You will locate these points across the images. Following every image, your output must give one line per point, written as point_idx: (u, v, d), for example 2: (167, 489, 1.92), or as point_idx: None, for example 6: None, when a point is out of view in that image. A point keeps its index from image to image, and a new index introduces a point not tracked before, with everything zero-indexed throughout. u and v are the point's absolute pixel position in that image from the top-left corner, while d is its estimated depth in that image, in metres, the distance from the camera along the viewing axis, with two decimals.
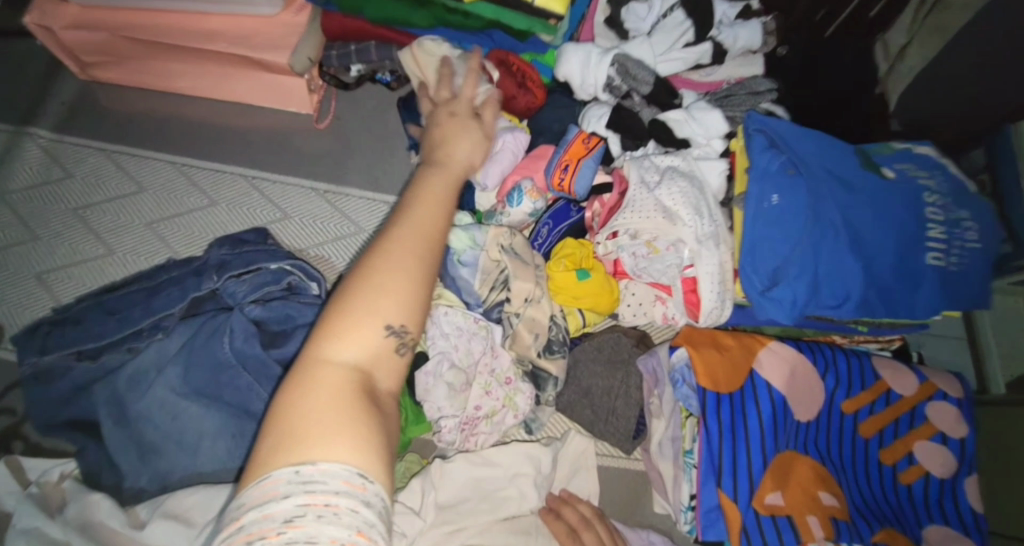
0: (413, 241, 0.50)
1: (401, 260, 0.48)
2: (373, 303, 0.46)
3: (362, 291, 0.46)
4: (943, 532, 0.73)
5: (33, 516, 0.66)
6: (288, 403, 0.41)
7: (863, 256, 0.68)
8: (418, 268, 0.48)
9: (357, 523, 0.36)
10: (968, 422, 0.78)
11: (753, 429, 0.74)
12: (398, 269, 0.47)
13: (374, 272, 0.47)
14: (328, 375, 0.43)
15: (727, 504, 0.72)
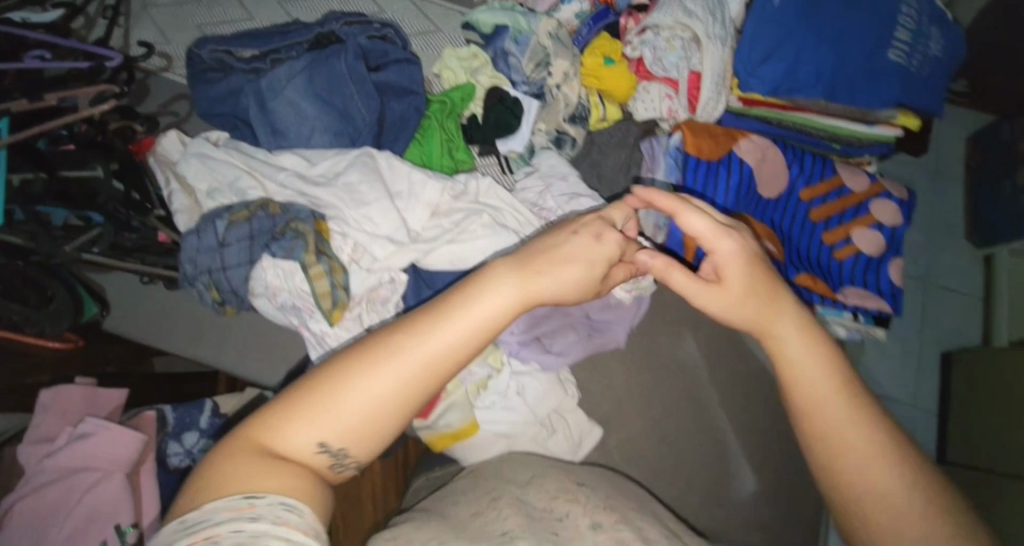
0: (417, 349, 0.52)
1: (392, 357, 0.52)
2: (348, 380, 0.51)
3: (347, 363, 0.52)
4: (860, 292, 0.94)
5: (203, 144, 0.93)
6: (235, 447, 0.49)
7: (837, 48, 0.86)
8: (422, 353, 0.52)
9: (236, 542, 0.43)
10: (903, 217, 0.96)
11: (722, 188, 0.96)
12: (388, 363, 0.51)
13: (372, 348, 0.52)
14: (271, 451, 0.50)
15: (688, 239, 0.96)
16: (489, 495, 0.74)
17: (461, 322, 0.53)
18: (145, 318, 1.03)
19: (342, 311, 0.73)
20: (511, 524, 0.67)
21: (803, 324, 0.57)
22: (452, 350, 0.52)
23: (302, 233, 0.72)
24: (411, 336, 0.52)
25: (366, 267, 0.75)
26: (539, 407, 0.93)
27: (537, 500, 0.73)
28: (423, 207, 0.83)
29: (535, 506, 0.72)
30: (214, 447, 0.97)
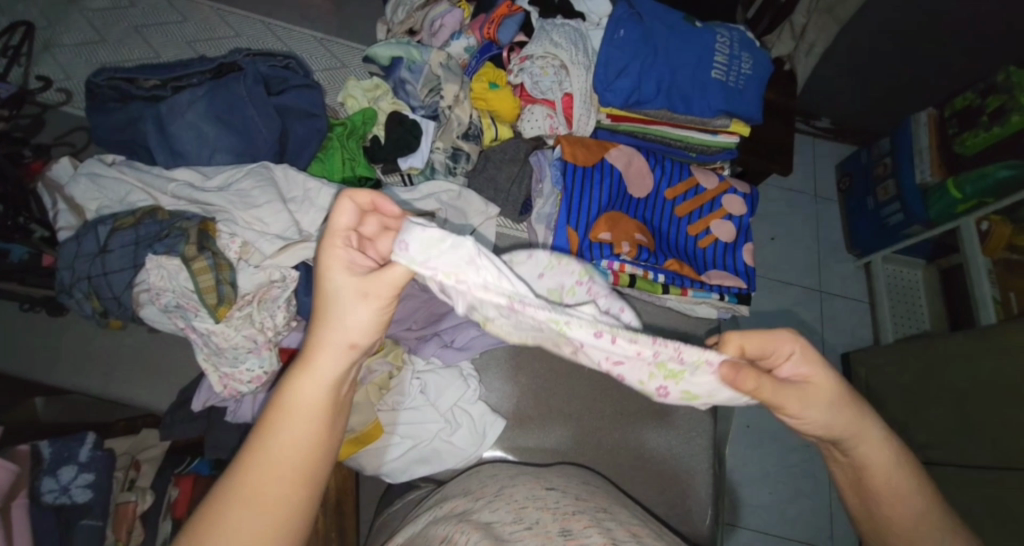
0: (247, 490, 0.45)
1: (233, 517, 0.44)
2: None
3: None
4: (721, 273, 1.08)
5: (96, 164, 0.94)
6: None
7: (673, 72, 1.11)
8: (252, 492, 0.45)
9: None
10: (747, 208, 1.15)
11: (597, 189, 1.08)
12: (228, 525, 0.44)
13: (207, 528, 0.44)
14: None
15: (572, 235, 1.05)
16: (455, 520, 0.68)
17: (283, 449, 0.46)
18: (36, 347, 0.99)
19: (229, 307, 0.76)
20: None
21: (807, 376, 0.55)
22: (290, 468, 0.46)
23: (184, 229, 0.77)
24: (219, 510, 0.44)
25: (256, 264, 0.79)
26: (439, 400, 0.99)
27: (505, 517, 0.66)
28: (316, 211, 0.87)
29: (504, 525, 0.64)
30: (94, 482, 0.88)
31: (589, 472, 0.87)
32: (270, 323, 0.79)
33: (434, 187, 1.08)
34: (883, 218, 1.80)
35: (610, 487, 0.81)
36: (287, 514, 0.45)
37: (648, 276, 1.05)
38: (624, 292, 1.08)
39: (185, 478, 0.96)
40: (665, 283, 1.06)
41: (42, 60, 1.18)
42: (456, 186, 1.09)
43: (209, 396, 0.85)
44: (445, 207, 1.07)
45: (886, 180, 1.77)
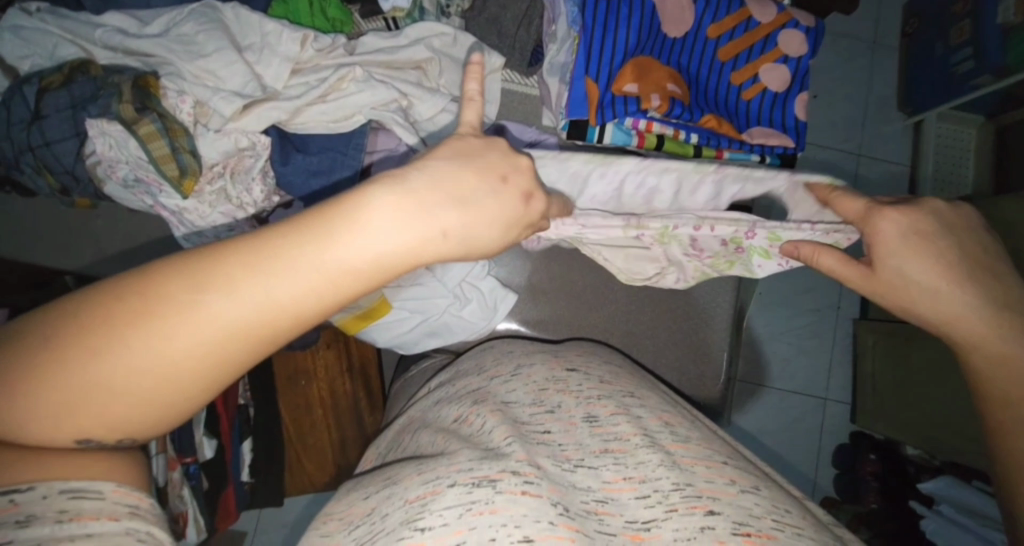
0: (209, 318, 0.39)
1: (265, 272, 0.40)
2: (210, 293, 0.39)
3: (209, 274, 0.39)
4: (765, 131, 0.93)
5: None
6: (51, 357, 0.37)
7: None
8: (285, 274, 0.40)
9: (123, 501, 0.39)
10: (808, 48, 0.94)
11: (624, 27, 0.88)
12: (257, 278, 0.40)
13: (240, 265, 0.40)
14: (84, 373, 0.37)
15: (591, 88, 0.89)
16: (470, 401, 0.67)
17: (340, 248, 0.41)
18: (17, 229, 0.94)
19: (195, 180, 0.66)
20: (498, 430, 0.57)
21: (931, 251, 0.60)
22: (273, 307, 0.40)
23: (119, 85, 0.64)
24: (263, 261, 0.40)
25: (215, 128, 0.67)
26: (448, 276, 0.90)
27: (524, 398, 0.65)
28: (279, 62, 0.71)
29: (522, 408, 0.62)
30: None
31: (607, 349, 0.84)
32: (248, 199, 0.70)
33: (423, 30, 0.88)
34: (950, 67, 1.52)
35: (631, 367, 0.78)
36: (307, 305, 0.41)
37: (679, 135, 0.91)
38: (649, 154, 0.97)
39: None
40: (698, 144, 0.92)
41: None
42: (450, 28, 0.88)
43: None
44: (439, 55, 0.89)
45: (962, 21, 1.47)
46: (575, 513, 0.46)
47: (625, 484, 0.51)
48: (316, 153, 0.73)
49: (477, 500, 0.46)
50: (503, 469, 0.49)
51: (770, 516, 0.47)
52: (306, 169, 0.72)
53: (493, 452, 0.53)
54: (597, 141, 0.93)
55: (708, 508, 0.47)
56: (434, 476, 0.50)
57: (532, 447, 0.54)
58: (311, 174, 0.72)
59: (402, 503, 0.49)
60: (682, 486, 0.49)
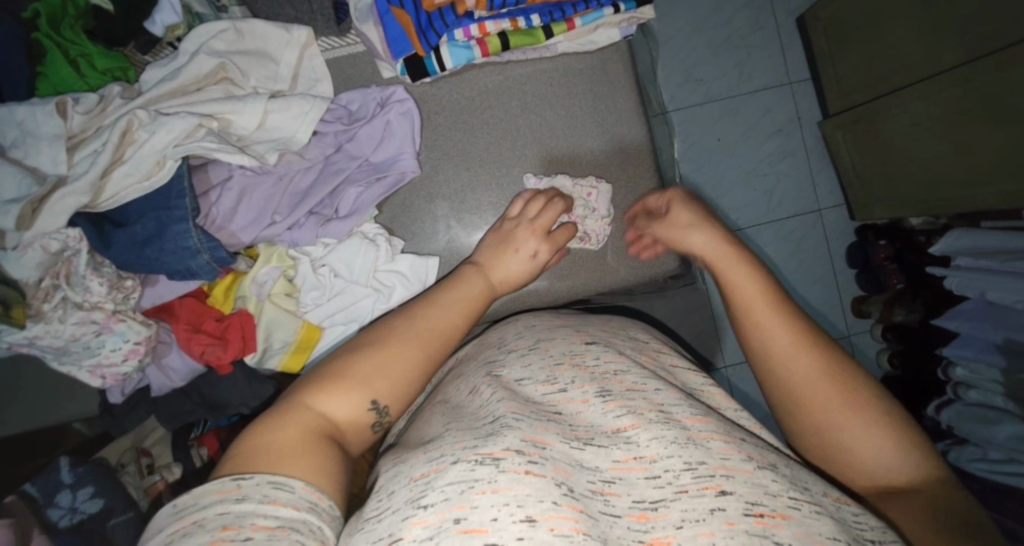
0: (454, 301, 0.69)
1: (425, 333, 0.63)
2: (405, 343, 0.61)
3: (402, 339, 0.61)
4: None
5: None
6: (316, 399, 0.54)
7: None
8: (440, 328, 0.64)
9: (290, 519, 0.42)
10: None
11: None
12: (424, 334, 0.62)
13: (418, 325, 0.63)
14: (343, 398, 0.55)
15: (401, 16, 0.79)
16: (482, 373, 0.60)
17: (444, 315, 0.66)
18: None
19: (25, 306, 0.63)
20: (505, 405, 0.50)
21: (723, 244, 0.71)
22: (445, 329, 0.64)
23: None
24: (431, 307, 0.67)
25: (13, 245, 0.61)
26: (356, 272, 0.84)
27: (538, 374, 0.57)
28: (49, 144, 0.63)
29: (534, 386, 0.55)
30: (98, 490, 0.93)
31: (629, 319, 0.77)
32: (97, 298, 0.66)
33: (199, 37, 0.78)
34: None
35: (664, 344, 0.71)
36: (446, 331, 0.64)
37: (518, 26, 0.83)
38: (500, 57, 0.89)
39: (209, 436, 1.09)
40: (542, 26, 0.84)
41: None
42: (228, 22, 0.79)
43: (160, 382, 0.81)
44: (229, 57, 0.79)
45: None
46: (580, 494, 0.43)
47: (635, 464, 0.46)
48: (138, 221, 0.66)
49: (480, 479, 0.42)
50: (506, 446, 0.45)
51: (788, 493, 0.44)
52: (134, 242, 0.65)
53: (495, 425, 0.48)
54: (442, 70, 0.84)
55: (721, 488, 0.43)
56: (439, 454, 0.46)
57: (517, 406, 0.51)
58: (142, 243, 0.65)
59: (407, 482, 0.45)
60: (694, 465, 0.45)
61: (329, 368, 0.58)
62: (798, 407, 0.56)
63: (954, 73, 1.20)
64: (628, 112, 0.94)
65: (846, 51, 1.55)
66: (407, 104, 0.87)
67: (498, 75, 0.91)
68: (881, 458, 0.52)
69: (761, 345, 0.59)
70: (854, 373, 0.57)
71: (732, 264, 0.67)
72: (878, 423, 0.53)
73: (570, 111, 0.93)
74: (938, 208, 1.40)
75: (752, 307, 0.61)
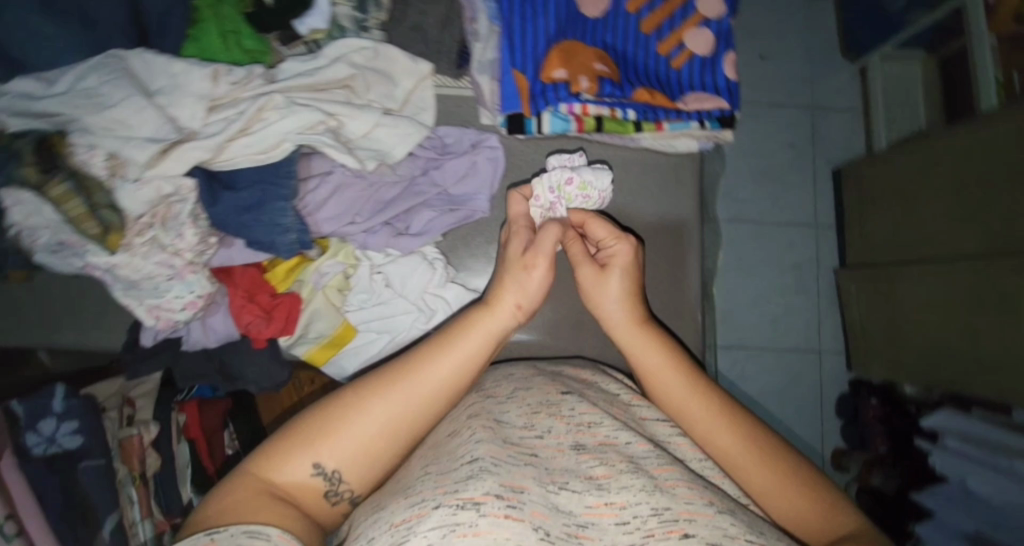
0: (451, 352, 0.67)
1: (403, 389, 0.64)
2: (384, 400, 0.64)
3: (379, 395, 0.64)
4: (698, 95, 0.92)
5: None
6: (291, 453, 0.62)
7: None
8: (419, 385, 0.65)
9: None
10: (728, 8, 0.93)
11: (540, 16, 0.89)
12: (403, 391, 0.64)
13: (400, 381, 0.65)
14: (314, 454, 0.62)
15: (520, 79, 0.88)
16: (466, 412, 0.67)
17: (432, 370, 0.66)
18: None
19: (121, 235, 0.65)
20: (485, 447, 0.58)
21: (641, 319, 0.75)
22: (426, 391, 0.65)
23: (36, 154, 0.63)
24: (416, 361, 0.66)
25: (133, 178, 0.64)
26: (408, 288, 0.88)
27: (516, 419, 0.66)
28: (193, 101, 0.69)
29: (514, 429, 0.64)
30: (81, 427, 0.90)
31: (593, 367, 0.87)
32: (183, 245, 0.68)
33: (342, 48, 0.87)
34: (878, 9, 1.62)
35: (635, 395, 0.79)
36: (430, 393, 0.65)
37: (616, 114, 0.90)
38: (590, 136, 0.97)
39: (190, 404, 1.11)
40: (636, 120, 0.92)
41: None
42: (369, 42, 0.88)
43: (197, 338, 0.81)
44: (362, 70, 0.87)
45: None
46: (555, 537, 0.52)
47: (607, 509, 0.57)
48: (245, 187, 0.71)
49: (461, 523, 0.51)
50: (485, 491, 0.53)
51: (745, 535, 0.55)
52: (237, 206, 0.70)
53: (476, 468, 0.56)
54: (536, 132, 0.92)
55: (684, 531, 0.54)
56: (420, 499, 0.54)
57: (495, 449, 0.59)
58: (244, 209, 0.70)
59: (390, 526, 0.53)
60: (660, 510, 0.56)
61: (309, 415, 0.65)
62: (743, 474, 0.65)
63: (969, 263, 1.30)
64: (687, 216, 1.02)
65: (873, 212, 1.66)
66: (497, 152, 0.94)
67: (582, 151, 1.00)
68: (826, 523, 0.62)
69: (694, 420, 0.68)
70: (767, 434, 0.67)
71: (652, 353, 0.72)
72: (801, 484, 0.64)
73: (636, 200, 1.01)
74: (929, 378, 1.48)
75: (680, 400, 0.69)
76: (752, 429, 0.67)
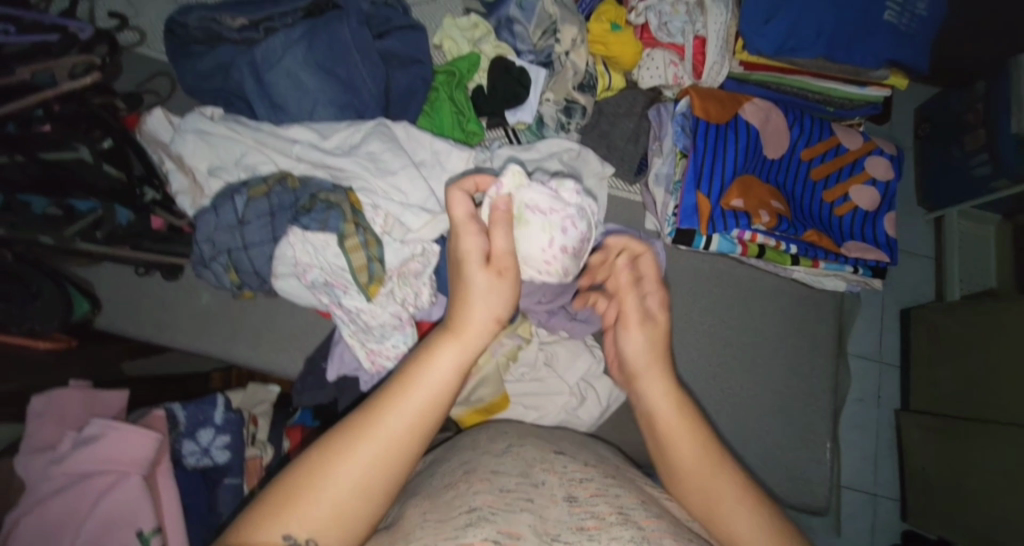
0: (448, 365, 0.56)
1: (400, 414, 0.53)
2: (383, 429, 0.52)
3: (376, 423, 0.52)
4: (860, 245, 1.00)
5: (199, 120, 0.86)
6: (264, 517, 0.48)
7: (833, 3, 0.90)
8: (417, 411, 0.53)
9: None
10: (894, 172, 1.03)
11: (731, 150, 0.98)
12: (400, 415, 0.53)
13: (397, 403, 0.53)
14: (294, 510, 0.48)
15: (703, 201, 0.97)
16: (456, 470, 0.61)
17: (431, 387, 0.55)
18: (103, 300, 0.93)
19: (378, 285, 0.71)
20: (481, 498, 0.54)
21: (654, 353, 0.71)
22: (425, 415, 0.54)
23: (336, 204, 0.70)
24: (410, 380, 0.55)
25: (400, 238, 0.73)
26: (568, 372, 0.92)
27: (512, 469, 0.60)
28: (448, 177, 0.79)
29: (508, 477, 0.58)
30: (231, 443, 0.95)
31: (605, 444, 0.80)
32: (414, 301, 0.75)
33: (553, 146, 0.98)
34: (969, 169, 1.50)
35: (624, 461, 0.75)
36: (433, 417, 0.55)
37: (779, 247, 0.98)
38: (748, 259, 1.04)
39: (295, 431, 1.10)
40: (796, 254, 0.99)
41: None
42: (576, 145, 0.99)
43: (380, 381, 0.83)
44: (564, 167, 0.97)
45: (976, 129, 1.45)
46: None
47: None
48: None
49: None
50: (484, 538, 0.49)
51: None
52: None
53: (472, 518, 0.51)
54: (703, 247, 0.99)
55: None
56: None
57: (492, 498, 0.54)
58: None
59: None
60: None
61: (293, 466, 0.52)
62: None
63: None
64: (819, 348, 1.07)
65: (939, 363, 1.52)
66: (659, 256, 1.00)
67: (735, 270, 1.06)
68: None
69: (680, 471, 0.63)
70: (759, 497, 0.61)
71: (653, 380, 0.69)
72: None
73: (776, 325, 1.06)
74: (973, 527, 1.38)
75: (672, 435, 0.65)
76: (744, 489, 0.60)
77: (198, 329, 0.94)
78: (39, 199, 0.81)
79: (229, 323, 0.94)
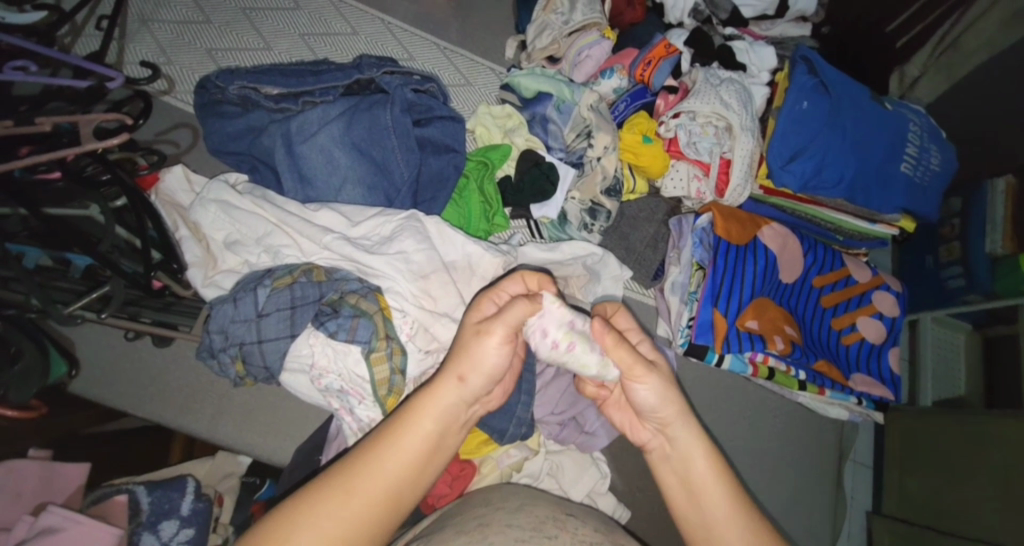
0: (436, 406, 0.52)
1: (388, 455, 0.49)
2: (371, 473, 0.47)
3: (364, 465, 0.48)
4: (866, 378, 1.02)
5: (223, 190, 0.83)
6: None
7: (853, 149, 0.96)
8: (409, 453, 0.50)
9: None
10: (900, 309, 1.07)
11: (750, 272, 0.99)
12: (386, 458, 0.49)
13: (385, 445, 0.49)
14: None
15: (719, 319, 0.97)
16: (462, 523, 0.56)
17: (423, 429, 0.51)
18: (84, 362, 0.86)
19: (397, 397, 0.69)
20: None
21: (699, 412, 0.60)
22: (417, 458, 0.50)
23: (366, 312, 0.69)
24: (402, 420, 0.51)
25: (425, 347, 0.72)
26: (575, 489, 0.87)
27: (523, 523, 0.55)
28: (478, 282, 0.78)
29: (522, 531, 0.53)
30: (195, 537, 0.84)
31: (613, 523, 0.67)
32: None
33: (578, 248, 0.92)
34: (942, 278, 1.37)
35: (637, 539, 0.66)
36: (424, 460, 0.51)
37: (789, 372, 0.97)
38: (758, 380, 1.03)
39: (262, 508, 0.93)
40: (805, 380, 0.98)
41: (137, 37, 1.05)
42: (599, 249, 0.93)
43: None
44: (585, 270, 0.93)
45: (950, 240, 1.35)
46: None
47: None
48: None
49: None
50: None
51: None
52: None
53: None
54: (715, 364, 0.98)
55: None
56: None
57: None
58: None
59: None
60: None
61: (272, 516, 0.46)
62: None
63: None
64: (821, 472, 1.07)
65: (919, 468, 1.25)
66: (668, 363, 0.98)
67: (744, 386, 1.06)
68: None
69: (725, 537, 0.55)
70: None
71: (695, 435, 0.59)
72: None
73: (782, 446, 1.05)
74: None
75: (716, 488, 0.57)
76: None
77: (185, 402, 0.88)
78: (32, 249, 0.76)
79: (217, 398, 0.89)
